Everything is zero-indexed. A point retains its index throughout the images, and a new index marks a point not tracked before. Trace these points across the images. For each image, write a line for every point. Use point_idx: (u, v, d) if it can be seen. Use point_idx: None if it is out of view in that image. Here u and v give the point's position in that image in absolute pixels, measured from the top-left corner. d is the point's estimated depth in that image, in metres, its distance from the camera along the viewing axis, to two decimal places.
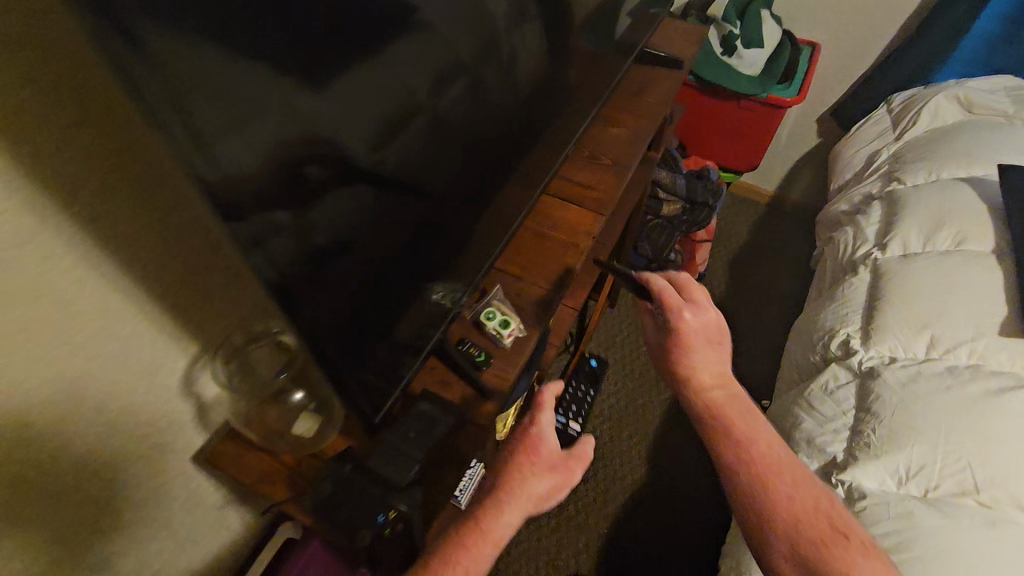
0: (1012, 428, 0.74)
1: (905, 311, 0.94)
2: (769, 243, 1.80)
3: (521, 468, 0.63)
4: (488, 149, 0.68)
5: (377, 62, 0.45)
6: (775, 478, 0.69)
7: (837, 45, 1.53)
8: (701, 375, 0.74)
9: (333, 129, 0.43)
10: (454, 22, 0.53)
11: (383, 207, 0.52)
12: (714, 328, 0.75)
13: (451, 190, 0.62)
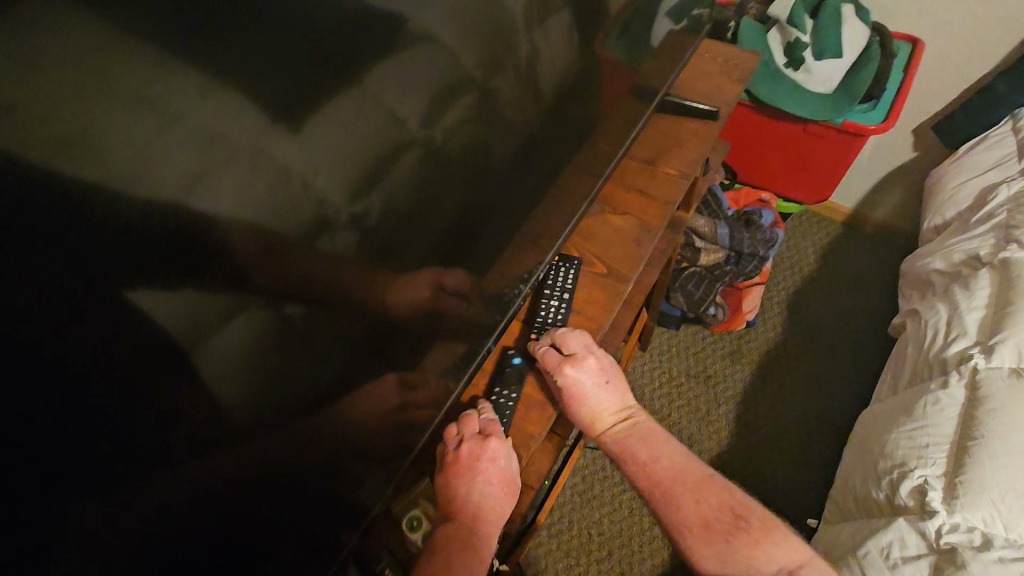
0: None
1: (1009, 466, 0.70)
2: (843, 278, 1.49)
3: (486, 488, 0.59)
4: (401, 309, 0.52)
5: (361, 90, 0.39)
6: (676, 485, 0.62)
7: (946, 40, 1.20)
8: (595, 415, 0.67)
9: (306, 178, 0.38)
10: (450, 23, 0.45)
11: (322, 320, 0.43)
12: (598, 364, 0.68)
13: (449, 226, 0.55)
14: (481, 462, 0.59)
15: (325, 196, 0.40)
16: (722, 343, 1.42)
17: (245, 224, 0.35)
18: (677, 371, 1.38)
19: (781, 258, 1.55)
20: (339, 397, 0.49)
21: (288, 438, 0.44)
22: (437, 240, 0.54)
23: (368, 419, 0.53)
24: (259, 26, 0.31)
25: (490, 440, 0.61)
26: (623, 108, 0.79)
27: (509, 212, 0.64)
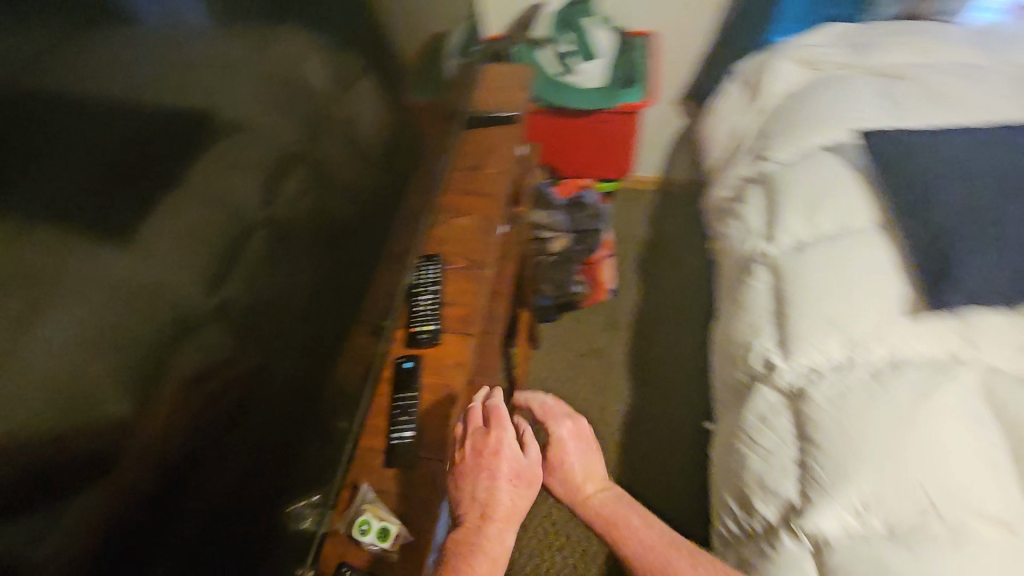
0: (946, 427, 0.71)
1: (811, 312, 0.89)
2: (669, 233, 1.75)
3: (492, 486, 0.59)
4: (283, 353, 0.56)
5: (187, 187, 0.44)
6: (665, 550, 0.69)
7: (668, 30, 1.52)
8: (580, 478, 0.76)
9: (155, 285, 0.42)
10: (264, 107, 0.52)
11: (189, 445, 0.45)
12: (582, 434, 0.79)
13: (312, 286, 0.60)
14: (486, 459, 0.61)
15: (178, 295, 0.44)
16: (598, 316, 1.59)
17: (13, 427, 0.32)
18: (570, 353, 1.53)
19: (618, 232, 1.77)
20: (234, 485, 0.50)
21: (186, 552, 0.45)
22: (303, 303, 0.59)
23: (273, 490, 0.55)
24: (63, 151, 0.35)
25: (495, 432, 0.62)
26: (439, 131, 0.91)
27: (363, 259, 0.71)
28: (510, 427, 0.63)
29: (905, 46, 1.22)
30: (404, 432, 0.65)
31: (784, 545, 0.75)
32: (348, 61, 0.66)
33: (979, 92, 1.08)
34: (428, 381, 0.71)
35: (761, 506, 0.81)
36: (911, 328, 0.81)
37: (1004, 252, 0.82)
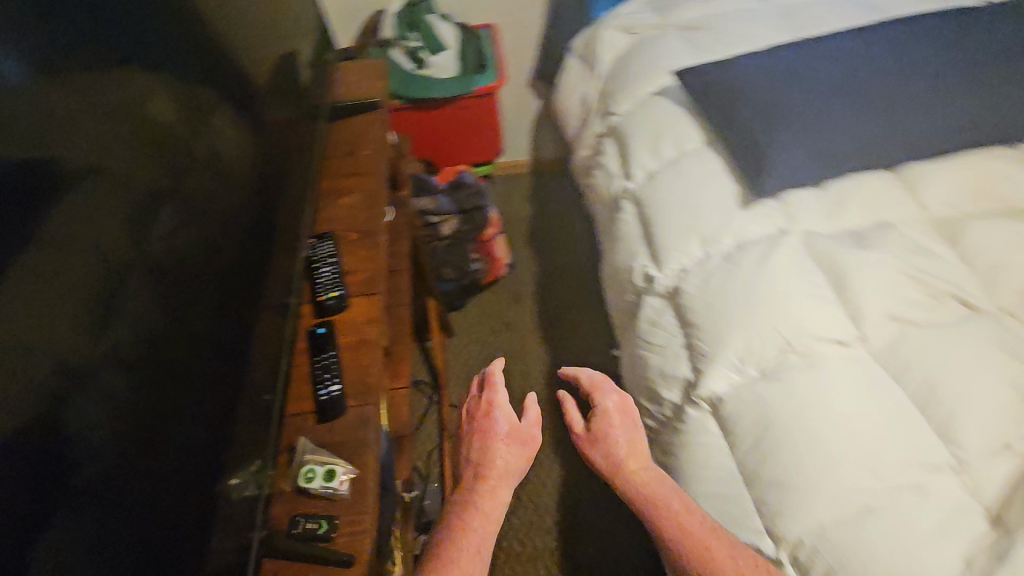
0: (784, 280, 0.87)
1: (670, 224, 1.04)
2: (550, 204, 1.89)
3: (490, 447, 0.83)
4: (192, 379, 0.56)
5: (46, 240, 0.44)
6: (672, 502, 0.76)
7: (505, 19, 1.67)
8: (618, 449, 0.84)
9: (26, 343, 0.41)
10: (120, 147, 0.53)
11: (91, 506, 0.43)
12: (626, 412, 0.90)
13: (208, 313, 0.61)
14: (485, 424, 0.86)
15: (55, 348, 0.43)
16: (502, 291, 1.68)
17: None
18: (484, 332, 1.61)
19: (504, 213, 1.88)
20: (157, 526, 0.49)
21: None
22: (201, 331, 0.59)
23: (206, 525, 0.54)
24: None
25: (488, 397, 0.88)
26: (307, 123, 0.95)
27: (258, 280, 0.71)
28: (499, 394, 0.88)
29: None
30: (331, 386, 0.69)
31: (688, 414, 0.87)
32: (201, 94, 0.68)
33: (759, 28, 1.30)
34: (346, 340, 0.75)
35: (667, 392, 0.92)
36: (745, 216, 0.98)
37: (798, 139, 1.01)
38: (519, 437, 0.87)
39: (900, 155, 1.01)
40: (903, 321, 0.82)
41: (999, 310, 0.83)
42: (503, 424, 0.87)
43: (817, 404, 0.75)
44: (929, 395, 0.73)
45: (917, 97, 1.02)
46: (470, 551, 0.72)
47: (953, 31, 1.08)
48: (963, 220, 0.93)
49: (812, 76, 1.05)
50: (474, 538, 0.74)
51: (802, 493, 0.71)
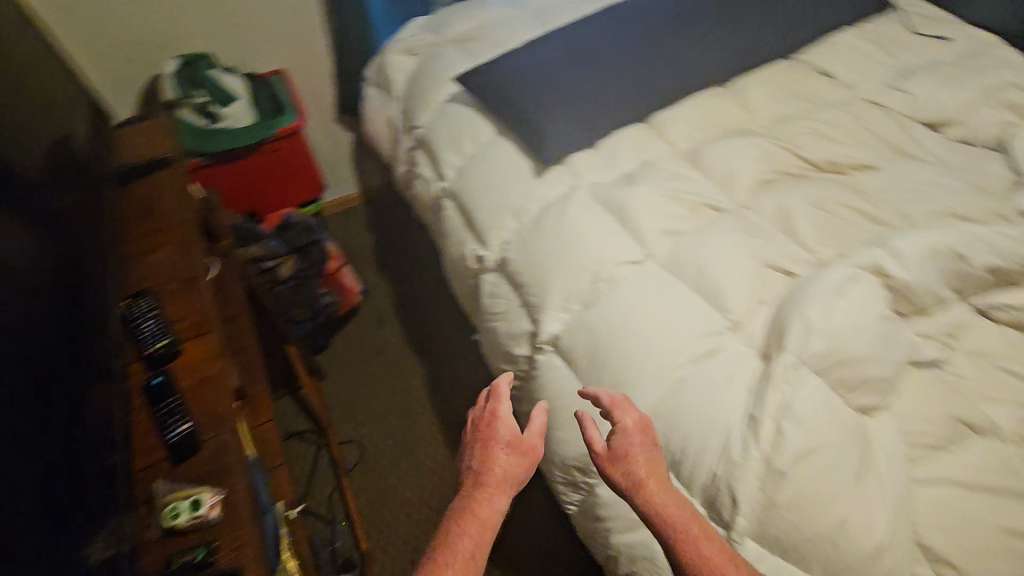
0: (582, 226, 1.02)
1: (484, 207, 1.16)
2: (388, 227, 1.95)
3: (489, 453, 0.77)
4: (22, 486, 0.52)
5: None
6: (696, 525, 0.65)
7: (293, 61, 1.72)
8: (647, 473, 0.69)
9: None
10: None
11: None
12: (647, 425, 0.76)
13: (24, 410, 0.56)
14: (488, 433, 0.78)
15: None
16: (367, 320, 1.74)
17: None
18: (359, 364, 1.65)
19: (347, 247, 1.91)
20: None
21: None
22: (20, 431, 0.54)
23: None
24: None
25: (491, 405, 0.81)
26: (98, 189, 0.92)
27: (72, 362, 0.67)
28: (503, 403, 0.81)
29: (464, 15, 1.60)
30: (178, 424, 0.68)
31: (538, 360, 0.98)
32: None
33: (518, 29, 1.50)
34: (188, 381, 0.75)
35: (518, 349, 1.03)
36: (542, 183, 1.13)
37: (566, 111, 1.18)
38: (521, 448, 0.78)
39: (645, 109, 1.24)
40: (673, 234, 1.01)
41: (738, 206, 1.06)
42: (506, 432, 0.80)
43: (629, 314, 0.91)
44: (702, 280, 0.92)
45: (646, 62, 1.26)
46: (464, 556, 0.66)
47: (657, 8, 1.35)
48: (699, 147, 1.17)
49: (565, 60, 1.25)
50: (467, 538, 0.68)
51: (633, 387, 0.85)
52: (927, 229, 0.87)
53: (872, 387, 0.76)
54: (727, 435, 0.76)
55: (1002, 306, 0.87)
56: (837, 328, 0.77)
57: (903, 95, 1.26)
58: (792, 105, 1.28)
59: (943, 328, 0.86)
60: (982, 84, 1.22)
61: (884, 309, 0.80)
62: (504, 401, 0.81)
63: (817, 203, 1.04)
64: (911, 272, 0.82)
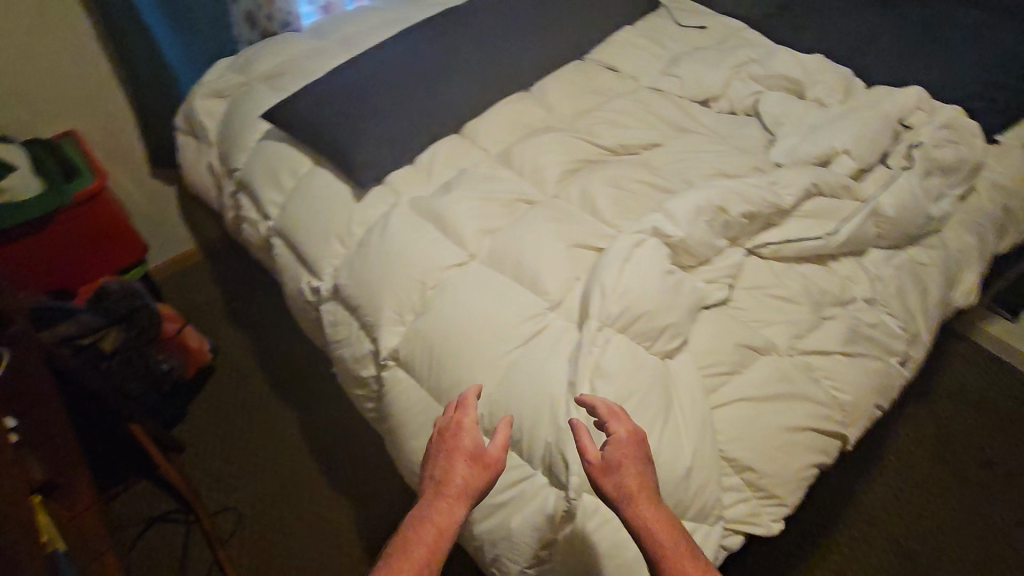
0: (405, 240, 1.05)
1: (310, 238, 1.16)
2: (235, 278, 1.86)
3: (451, 463, 0.73)
4: None
5: None
6: (673, 531, 0.65)
7: (86, 120, 1.58)
8: (638, 487, 0.67)
9: None
10: None
11: None
12: (641, 430, 0.73)
13: None
14: (450, 442, 0.74)
15: None
16: (226, 377, 1.64)
17: None
18: (222, 423, 1.55)
19: (190, 308, 1.79)
20: None
21: None
22: None
23: None
24: None
25: (456, 416, 0.77)
26: None
27: None
28: (468, 414, 0.76)
29: (267, 51, 1.56)
30: None
31: (384, 376, 1.00)
32: None
33: (324, 59, 1.50)
34: None
35: (365, 371, 1.04)
36: (363, 206, 1.15)
37: (375, 133, 1.21)
38: (484, 459, 0.75)
39: (455, 120, 1.31)
40: (491, 231, 1.07)
41: (548, 197, 1.15)
42: (469, 442, 0.76)
43: (457, 314, 0.95)
44: (520, 270, 0.99)
45: (447, 77, 1.32)
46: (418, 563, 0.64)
47: (450, 26, 1.42)
48: (508, 149, 1.26)
49: (368, 82, 1.28)
50: (422, 551, 0.65)
51: (468, 381, 0.89)
52: (695, 189, 1.00)
53: (668, 333, 0.87)
54: (554, 406, 0.82)
55: (765, 244, 1.03)
56: (630, 288, 0.86)
57: (675, 79, 1.44)
58: (587, 99, 1.41)
59: (723, 272, 1.00)
60: (733, 61, 1.42)
61: (666, 265, 0.91)
62: (468, 412, 0.77)
63: (614, 182, 1.15)
64: (685, 228, 0.95)
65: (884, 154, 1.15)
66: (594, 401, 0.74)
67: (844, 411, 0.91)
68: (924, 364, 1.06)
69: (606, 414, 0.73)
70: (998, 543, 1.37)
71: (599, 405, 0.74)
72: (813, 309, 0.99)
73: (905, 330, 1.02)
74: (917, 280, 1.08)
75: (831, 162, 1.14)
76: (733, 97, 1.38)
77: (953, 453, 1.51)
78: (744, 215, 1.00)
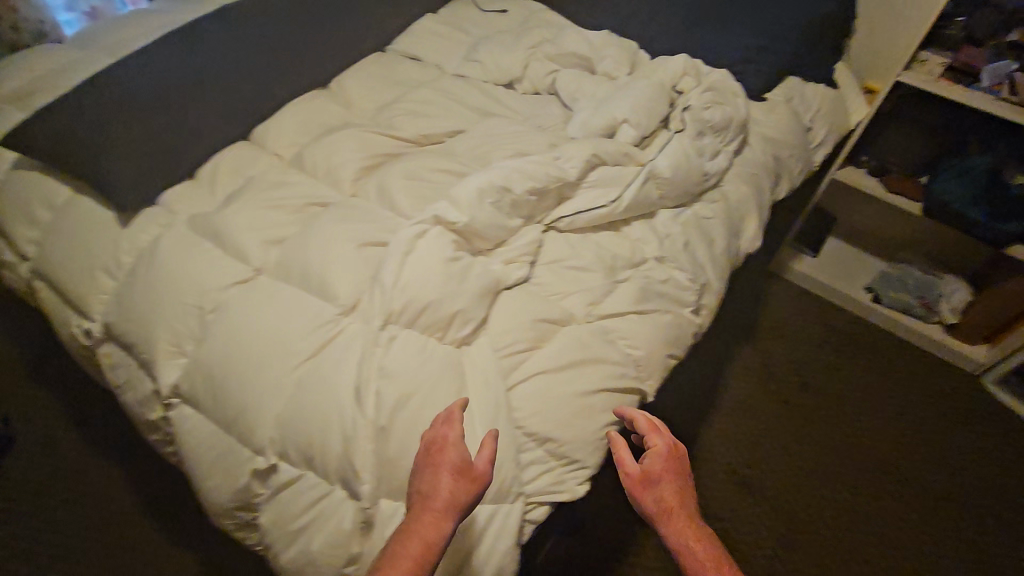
0: (179, 264, 0.96)
1: (75, 276, 1.02)
2: (31, 332, 1.62)
3: (434, 477, 0.69)
4: None
5: None
6: (699, 534, 0.72)
7: None
8: (672, 498, 0.75)
9: None
10: None
11: None
12: (677, 443, 0.82)
13: None
14: (437, 458, 0.70)
15: None
16: (29, 444, 1.43)
17: None
18: (30, 498, 1.35)
19: None
20: None
21: None
22: None
23: None
24: None
25: (444, 431, 0.72)
26: None
27: None
28: (456, 428, 0.72)
29: (13, 67, 1.34)
30: None
31: (171, 417, 0.90)
32: None
33: (82, 70, 1.31)
34: None
35: (154, 414, 0.94)
36: (132, 232, 1.03)
37: (142, 150, 1.08)
38: (471, 472, 0.70)
39: (241, 127, 1.21)
40: (279, 241, 1.01)
41: (345, 196, 1.10)
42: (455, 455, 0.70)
43: (239, 335, 0.88)
44: (308, 279, 0.93)
45: (225, 82, 1.22)
46: None
47: (226, 25, 1.31)
48: (301, 151, 1.18)
49: (122, 87, 1.13)
50: (407, 569, 0.63)
51: (255, 405, 0.83)
52: (478, 172, 0.99)
53: (457, 320, 0.86)
54: (342, 415, 0.78)
55: (559, 218, 1.06)
56: (411, 281, 0.84)
57: (478, 64, 1.44)
58: (388, 91, 1.36)
59: (520, 251, 1.01)
60: (528, 42, 1.44)
61: (450, 252, 0.90)
62: (456, 425, 0.72)
63: (413, 173, 1.12)
64: (469, 213, 0.94)
65: (662, 118, 1.23)
66: (637, 418, 0.83)
67: (639, 366, 0.96)
68: (717, 309, 1.14)
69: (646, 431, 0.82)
70: (813, 452, 1.55)
71: (641, 421, 0.83)
72: (607, 274, 1.03)
73: (694, 280, 1.10)
74: (703, 233, 1.17)
75: (614, 132, 1.20)
76: (534, 78, 1.40)
77: (775, 380, 1.68)
78: (531, 192, 1.01)
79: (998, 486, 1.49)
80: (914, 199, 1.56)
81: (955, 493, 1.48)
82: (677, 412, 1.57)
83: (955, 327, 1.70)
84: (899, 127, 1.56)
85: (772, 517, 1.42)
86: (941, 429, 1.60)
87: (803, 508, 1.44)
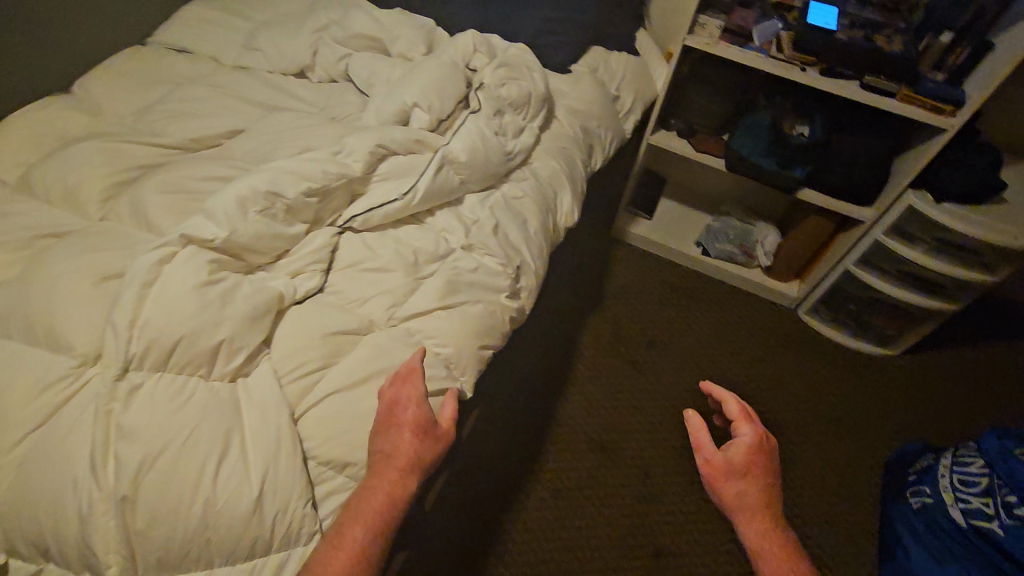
0: None
1: None
2: None
3: (397, 436, 0.74)
4: None
5: None
6: (772, 535, 0.77)
7: None
8: (753, 495, 0.79)
9: None
10: None
11: None
12: (767, 435, 0.85)
13: None
14: (403, 417, 0.75)
15: None
16: None
17: None
18: None
19: None
20: None
21: None
22: None
23: None
24: None
25: (408, 389, 0.78)
26: None
27: None
28: (420, 387, 0.78)
29: None
30: None
31: None
32: None
33: None
34: None
35: None
36: None
37: None
38: (432, 430, 0.77)
39: None
40: None
41: (89, 222, 0.92)
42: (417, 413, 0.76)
43: None
44: (30, 328, 0.77)
45: None
46: (358, 537, 0.67)
47: None
48: (30, 171, 0.98)
49: None
50: (367, 523, 0.68)
51: None
52: (240, 177, 0.88)
53: (223, 353, 0.75)
54: (75, 491, 0.65)
55: (352, 217, 0.97)
56: (154, 317, 0.72)
57: (259, 53, 1.30)
58: (149, 91, 1.18)
59: (306, 260, 0.91)
60: (313, 25, 1.32)
61: (207, 274, 0.78)
62: (421, 385, 0.78)
63: (174, 185, 0.97)
64: (229, 226, 0.83)
65: (459, 99, 1.18)
66: (731, 407, 0.87)
67: (450, 364, 0.91)
68: (537, 289, 1.12)
69: (736, 420, 0.86)
70: (662, 405, 1.63)
71: (735, 410, 0.87)
72: (410, 272, 0.96)
73: (506, 264, 1.06)
74: (513, 213, 1.14)
75: (408, 118, 1.14)
76: (325, 65, 1.29)
77: (624, 343, 1.74)
78: (308, 194, 0.91)
79: (815, 406, 1.67)
80: (718, 156, 1.67)
81: (782, 419, 1.64)
82: (531, 390, 1.58)
83: (771, 269, 1.87)
84: (698, 88, 1.64)
85: (628, 475, 1.48)
86: (770, 361, 1.76)
87: (655, 456, 1.52)
